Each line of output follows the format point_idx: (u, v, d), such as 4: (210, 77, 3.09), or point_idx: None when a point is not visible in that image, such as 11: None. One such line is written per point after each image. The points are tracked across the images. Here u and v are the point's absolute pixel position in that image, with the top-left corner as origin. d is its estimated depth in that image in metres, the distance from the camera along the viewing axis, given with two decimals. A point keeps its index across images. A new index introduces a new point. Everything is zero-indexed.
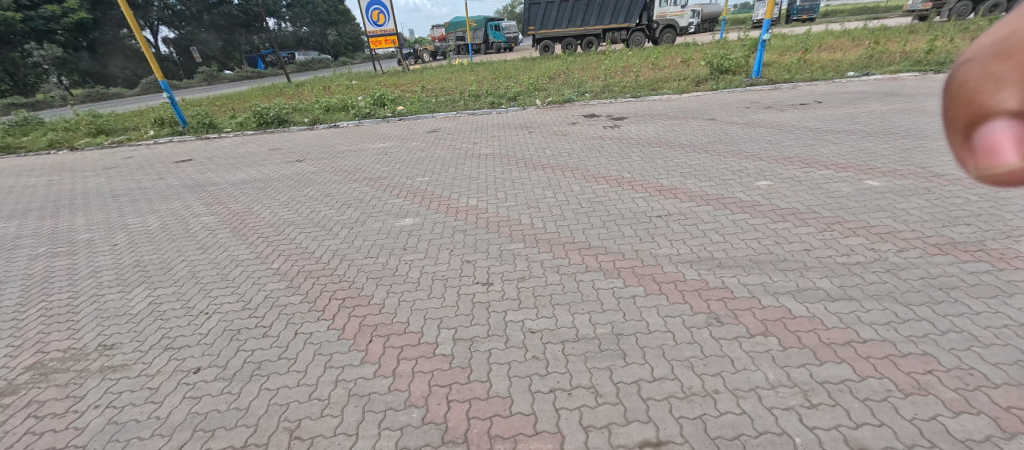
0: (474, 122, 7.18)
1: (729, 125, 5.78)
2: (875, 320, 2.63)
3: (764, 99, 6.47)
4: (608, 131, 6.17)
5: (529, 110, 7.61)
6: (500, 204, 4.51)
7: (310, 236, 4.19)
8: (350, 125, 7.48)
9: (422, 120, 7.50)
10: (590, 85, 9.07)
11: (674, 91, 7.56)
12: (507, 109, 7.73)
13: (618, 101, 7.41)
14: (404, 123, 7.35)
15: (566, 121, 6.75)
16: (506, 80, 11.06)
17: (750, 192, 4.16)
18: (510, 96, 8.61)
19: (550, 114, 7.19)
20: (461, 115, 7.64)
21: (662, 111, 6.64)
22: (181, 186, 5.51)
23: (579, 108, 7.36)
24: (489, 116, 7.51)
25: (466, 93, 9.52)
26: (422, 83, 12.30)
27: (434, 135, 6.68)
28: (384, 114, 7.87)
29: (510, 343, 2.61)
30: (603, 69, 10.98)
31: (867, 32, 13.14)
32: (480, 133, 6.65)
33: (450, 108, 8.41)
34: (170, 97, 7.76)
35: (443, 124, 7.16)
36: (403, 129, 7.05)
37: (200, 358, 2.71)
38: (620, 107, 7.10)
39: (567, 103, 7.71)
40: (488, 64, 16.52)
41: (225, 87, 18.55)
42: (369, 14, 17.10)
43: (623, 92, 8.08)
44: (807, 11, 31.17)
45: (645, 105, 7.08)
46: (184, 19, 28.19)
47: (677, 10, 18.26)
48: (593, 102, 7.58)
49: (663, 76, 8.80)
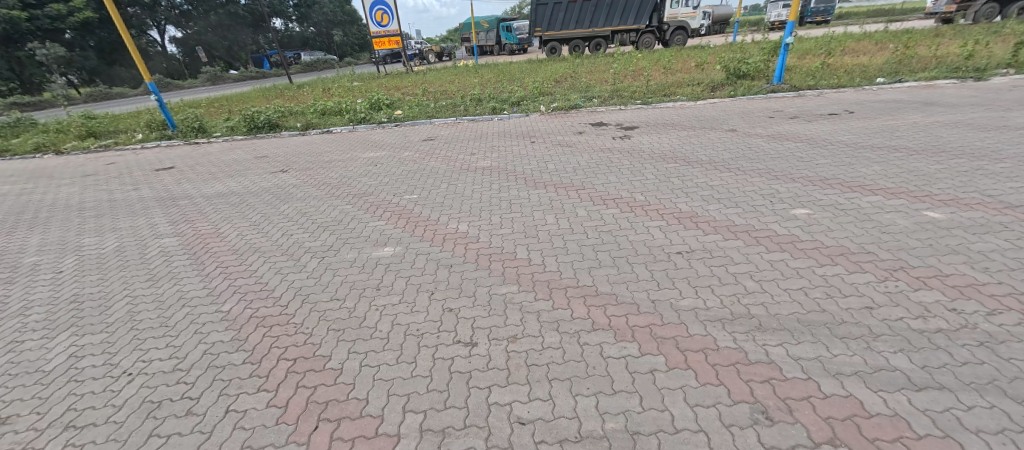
0: (474, 130, 6.76)
1: (753, 137, 5.30)
2: (982, 426, 1.91)
3: (787, 108, 6.00)
4: (618, 142, 5.73)
5: (533, 116, 7.19)
6: (494, 230, 4.10)
7: (275, 270, 3.77)
8: (344, 131, 7.10)
9: (420, 126, 7.10)
10: (598, 90, 8.63)
11: (687, 97, 7.10)
12: (510, 115, 7.32)
13: (628, 109, 6.96)
14: (400, 130, 6.95)
15: (573, 130, 6.31)
16: (510, 84, 10.63)
17: (787, 223, 3.71)
18: (514, 100, 8.20)
19: (556, 122, 6.75)
20: (461, 122, 7.23)
21: (675, 121, 6.18)
22: (152, 199, 5.16)
23: (586, 115, 6.92)
24: (490, 123, 7.10)
25: (469, 97, 9.11)
26: (425, 85, 11.94)
27: (431, 144, 6.28)
28: (380, 118, 7.49)
29: (493, 441, 2.05)
30: (611, 73, 10.53)
31: (890, 35, 12.60)
32: (480, 142, 6.24)
33: (451, 113, 8.01)
34: (159, 100, 7.43)
35: (441, 132, 6.75)
36: (398, 136, 6.67)
37: (99, 447, 2.20)
38: (630, 116, 6.64)
39: (574, 108, 7.28)
40: (493, 66, 16.11)
41: (229, 86, 18.44)
42: (372, 14, 16.75)
43: (633, 98, 7.62)
44: (821, 14, 30.54)
45: (657, 112, 6.63)
46: (192, 19, 28.26)
47: (689, 11, 17.74)
48: (601, 109, 7.13)
49: (676, 81, 8.32)
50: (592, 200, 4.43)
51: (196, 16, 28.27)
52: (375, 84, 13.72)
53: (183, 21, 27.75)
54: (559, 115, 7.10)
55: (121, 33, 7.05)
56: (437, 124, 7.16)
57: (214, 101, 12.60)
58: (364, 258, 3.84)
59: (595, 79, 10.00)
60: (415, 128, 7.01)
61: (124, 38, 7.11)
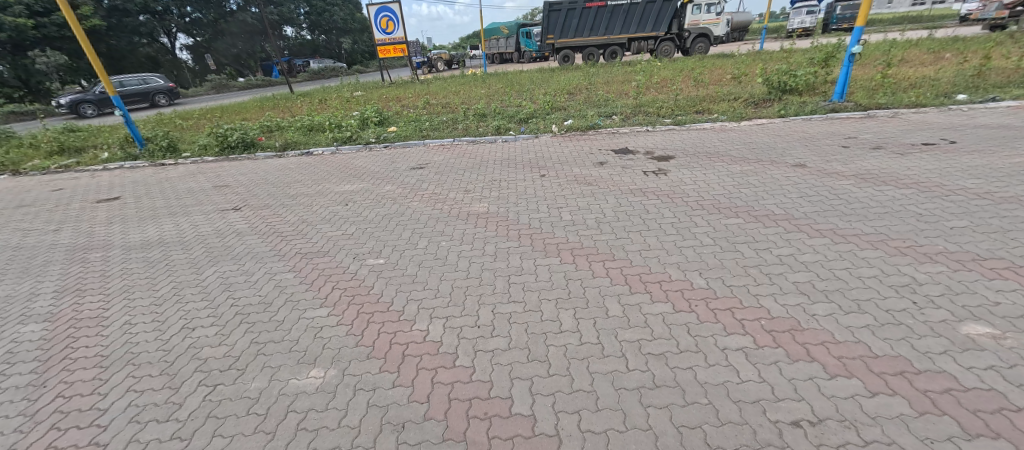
0: (475, 155, 5.80)
1: (834, 178, 4.23)
2: None
3: (860, 134, 4.93)
4: (648, 179, 4.71)
5: (543, 138, 6.21)
6: (480, 341, 2.82)
7: (127, 392, 2.54)
8: (327, 153, 6.23)
9: (413, 149, 6.20)
10: (619, 105, 7.60)
11: (727, 116, 6.03)
12: (516, 136, 6.34)
13: (654, 132, 5.92)
14: (390, 154, 6.03)
15: (591, 159, 5.30)
16: (519, 96, 9.69)
17: (975, 359, 2.26)
18: (522, 117, 7.22)
19: (573, 147, 5.73)
20: (461, 145, 6.27)
21: (715, 150, 5.13)
22: (65, 247, 4.21)
23: (607, 139, 5.89)
24: (494, 146, 6.13)
25: (471, 112, 8.18)
26: (427, 96, 11.07)
27: (424, 174, 5.34)
28: (367, 137, 6.59)
29: None
30: (632, 86, 9.51)
31: (943, 43, 11.39)
32: (481, 173, 5.28)
33: (449, 130, 7.07)
34: (125, 115, 6.64)
35: (438, 158, 5.80)
36: (384, 162, 5.75)
37: None
38: (659, 140, 5.62)
39: (591, 128, 6.27)
40: (502, 75, 15.27)
41: (231, 95, 17.93)
42: (377, 21, 16.17)
43: (660, 116, 6.55)
44: (848, 21, 29.27)
45: (693, 135, 5.60)
46: (202, 27, 28.16)
47: (713, 17, 16.48)
48: (624, 129, 6.12)
49: (709, 96, 7.24)
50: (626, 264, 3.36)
51: (206, 24, 28.19)
52: (376, 94, 12.93)
53: (192, 28, 27.61)
54: (574, 137, 6.09)
55: (81, 40, 6.32)
56: (433, 147, 6.22)
57: (206, 113, 11.95)
58: (273, 378, 2.59)
59: (612, 92, 8.98)
60: (407, 152, 6.08)
61: (83, 46, 6.37)
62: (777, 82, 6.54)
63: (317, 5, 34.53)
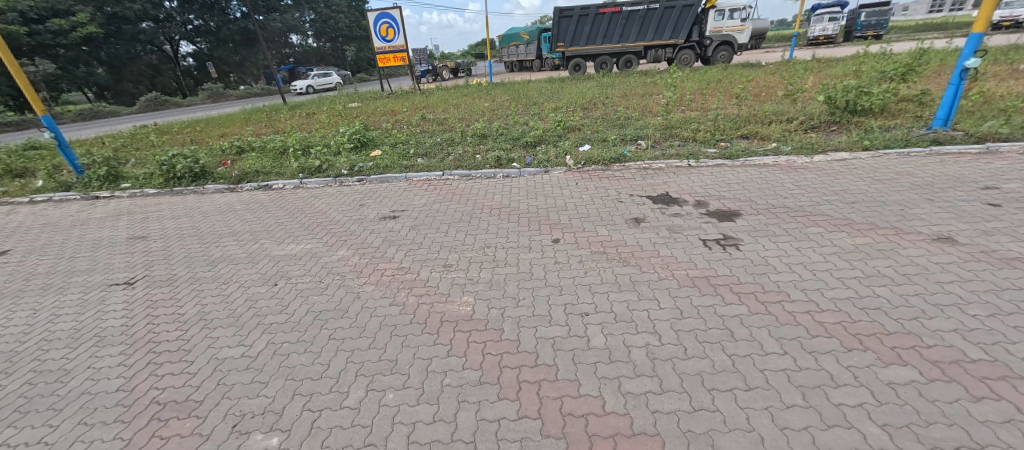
0: (470, 197, 4.58)
1: (1003, 258, 2.85)
2: None
3: (999, 183, 3.63)
4: (707, 246, 3.40)
5: (557, 172, 4.95)
6: None
7: None
8: (288, 187, 5.00)
9: (393, 185, 4.98)
10: (645, 127, 6.33)
11: (790, 147, 4.77)
12: (522, 170, 5.08)
13: (699, 170, 4.63)
14: (364, 193, 4.82)
15: (623, 209, 4.04)
16: (526, 114, 8.47)
17: None
18: (529, 142, 6.01)
19: (598, 189, 4.45)
20: (452, 180, 5.01)
21: (791, 203, 3.84)
22: None
23: (636, 179, 4.60)
24: (493, 182, 4.87)
25: (471, 132, 7.10)
26: (423, 112, 9.90)
27: (404, 223, 4.10)
28: (339, 168, 5.38)
29: None
30: (656, 102, 8.27)
31: (1010, 52, 10.02)
32: (477, 224, 4.02)
33: (441, 158, 5.84)
34: (59, 136, 5.63)
35: (424, 200, 4.57)
36: (357, 204, 4.58)
37: None
38: (707, 182, 4.36)
39: (617, 161, 5.00)
40: (507, 86, 14.20)
41: (226, 105, 17.20)
42: (377, 28, 15.25)
43: (703, 145, 5.27)
44: (873, 27, 27.89)
45: (754, 177, 4.34)
46: (206, 34, 27.66)
47: (737, 24, 15.28)
48: (659, 164, 4.84)
49: (758, 118, 5.95)
50: (718, 415, 1.95)
51: (208, 32, 27.67)
52: (370, 108, 11.83)
53: (194, 36, 27.09)
54: (597, 172, 4.79)
55: (3, 52, 5.37)
56: (418, 183, 4.98)
57: (187, 128, 11.03)
58: None
59: (634, 110, 7.74)
60: (386, 190, 4.86)
61: (6, 58, 5.41)
62: (847, 102, 5.28)
63: (322, 12, 33.98)
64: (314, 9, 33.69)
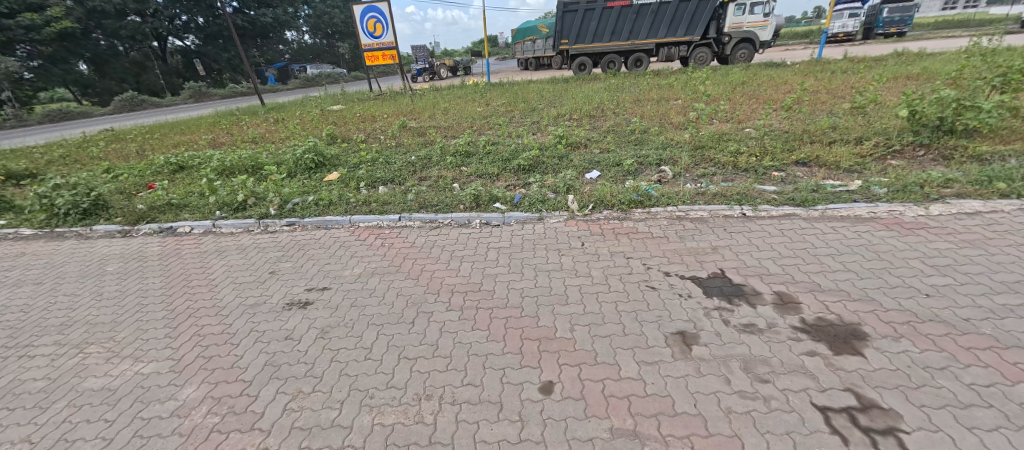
0: (411, 257, 2.84)
1: None
2: None
3: None
4: (897, 387, 1.50)
5: (559, 219, 3.20)
6: None
7: None
8: (195, 231, 3.67)
9: (318, 231, 3.42)
10: (668, 146, 5.05)
11: (884, 178, 3.44)
12: (513, 217, 3.31)
13: (773, 216, 2.93)
14: (267, 244, 3.27)
15: (672, 283, 2.27)
16: (520, 125, 7.23)
17: None
18: (522, 167, 4.75)
19: (622, 243, 2.73)
20: (396, 229, 3.32)
21: (991, 281, 2.03)
22: None
23: (672, 237, 2.76)
24: (460, 233, 3.17)
25: (453, 147, 5.83)
26: (402, 120, 8.56)
27: (328, 295, 2.46)
28: (267, 204, 3.85)
29: None
30: (675, 112, 6.98)
31: None
32: (415, 309, 2.26)
33: (405, 191, 4.40)
34: None
35: (345, 260, 2.88)
36: (271, 253, 3.13)
37: None
38: (799, 223, 2.80)
39: (639, 204, 3.24)
40: (506, 87, 13.03)
41: (205, 106, 16.07)
42: (364, 23, 14.00)
43: (758, 182, 3.80)
44: (896, 25, 26.28)
45: (868, 217, 2.81)
46: (195, 30, 26.56)
47: (760, 20, 13.89)
48: (699, 210, 3.13)
49: (818, 136, 4.71)
50: None
51: (197, 27, 26.52)
52: (347, 113, 10.54)
53: (181, 32, 25.93)
54: (615, 215, 3.15)
55: None
56: (349, 231, 3.37)
57: (145, 135, 9.86)
58: None
59: (651, 122, 6.54)
60: (302, 242, 3.26)
61: None
62: (939, 118, 4.07)
63: (316, 7, 32.69)
64: (308, 4, 32.38)
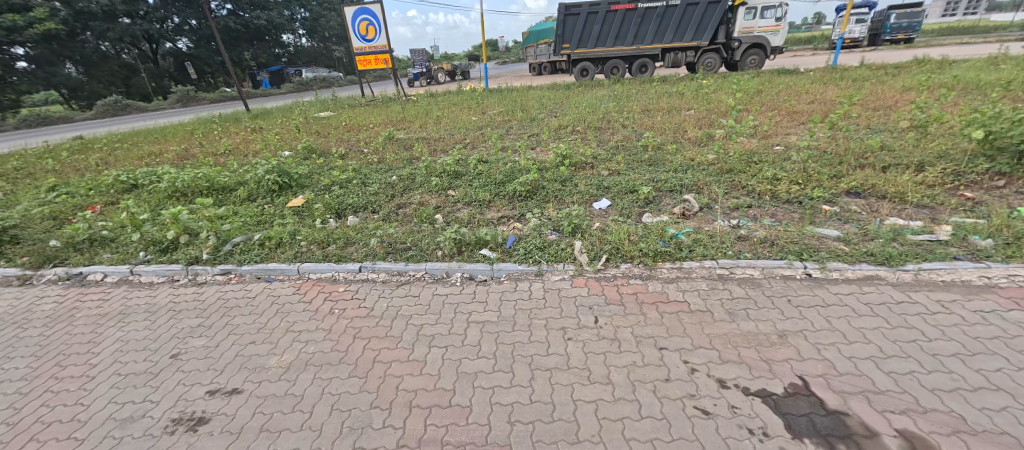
0: (363, 337, 2.10)
1: None
2: None
3: None
4: None
5: (564, 274, 2.47)
6: None
7: None
8: (109, 280, 2.95)
9: (255, 285, 2.68)
10: (689, 168, 4.33)
11: (975, 220, 2.72)
12: (504, 270, 2.58)
13: (850, 279, 2.20)
14: (184, 307, 2.53)
15: (732, 403, 1.52)
16: (517, 138, 6.52)
17: None
18: (518, 193, 4.04)
19: (650, 322, 1.99)
20: (354, 284, 2.58)
21: None
22: None
23: (717, 313, 2.01)
24: (434, 293, 2.43)
25: (441, 164, 5.12)
26: (389, 131, 7.85)
27: (233, 407, 1.71)
28: (202, 243, 3.11)
29: None
30: (691, 125, 6.27)
31: None
32: (350, 441, 1.51)
33: (377, 224, 3.67)
34: None
35: (275, 337, 2.14)
36: (185, 320, 2.39)
37: None
38: (890, 294, 2.06)
39: (667, 256, 2.50)
40: (505, 94, 12.35)
41: (191, 112, 15.41)
42: (356, 26, 13.28)
43: (810, 222, 3.06)
44: (904, 30, 25.63)
45: (985, 285, 2.06)
46: (188, 33, 25.97)
47: (771, 24, 13.26)
48: (748, 266, 2.37)
49: (868, 160, 3.99)
50: None
51: (190, 29, 25.92)
52: (333, 121, 9.82)
53: (173, 34, 25.29)
54: (636, 271, 2.41)
55: None
56: (293, 285, 2.63)
57: (114, 144, 9.17)
58: None
59: (663, 136, 5.85)
60: (230, 304, 2.52)
61: None
62: (1022, 142, 3.37)
63: (312, 9, 32.15)
64: (304, 6, 31.83)
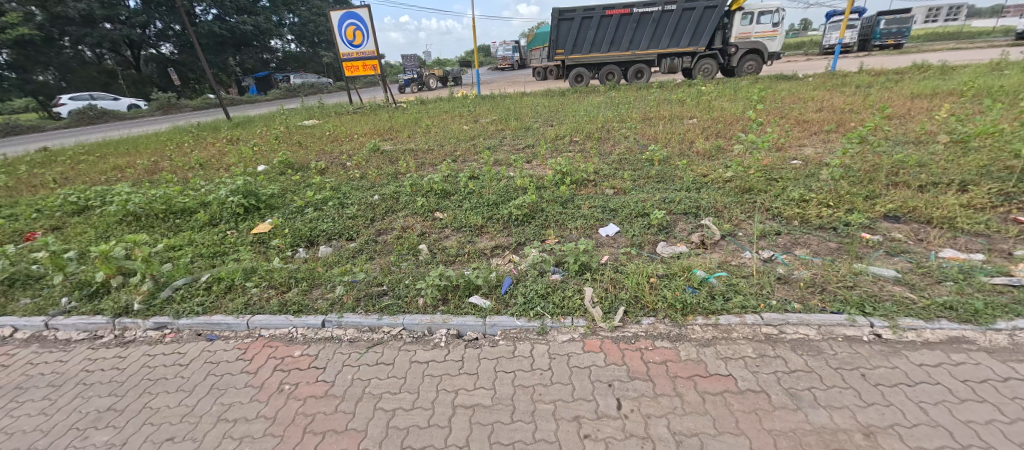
0: (314, 430, 1.59)
1: None
2: None
3: None
4: None
5: (573, 332, 2.00)
6: None
7: None
8: (20, 336, 2.43)
9: (191, 347, 2.17)
10: (702, 187, 3.93)
11: None
12: (498, 325, 2.11)
13: (930, 342, 1.76)
14: (98, 379, 2.02)
15: None
16: (511, 150, 6.09)
17: None
18: (514, 217, 3.59)
19: (689, 411, 1.52)
20: (312, 345, 2.08)
21: None
22: None
23: (776, 396, 1.55)
24: (411, 359, 1.94)
25: (428, 181, 4.65)
26: (374, 141, 7.37)
27: None
28: (136, 287, 2.60)
29: None
30: (696, 136, 5.88)
31: None
32: None
33: (352, 257, 3.19)
34: None
35: (200, 430, 1.64)
36: (92, 400, 1.88)
37: None
38: (994, 369, 1.61)
39: (699, 307, 2.04)
40: (498, 101, 11.95)
41: (170, 119, 14.77)
42: (342, 31, 12.81)
43: (853, 256, 2.64)
44: (894, 36, 25.68)
45: None
46: (171, 38, 25.25)
47: (768, 30, 13.04)
48: (801, 322, 1.92)
49: (900, 177, 3.62)
50: None
51: (173, 35, 25.21)
52: (317, 130, 9.32)
53: (155, 39, 24.55)
54: (662, 329, 1.95)
55: None
56: (239, 347, 2.13)
57: (79, 156, 8.56)
58: None
59: (668, 148, 5.46)
60: (155, 375, 2.01)
61: None
62: None
63: (301, 14, 31.59)
64: (293, 11, 31.26)
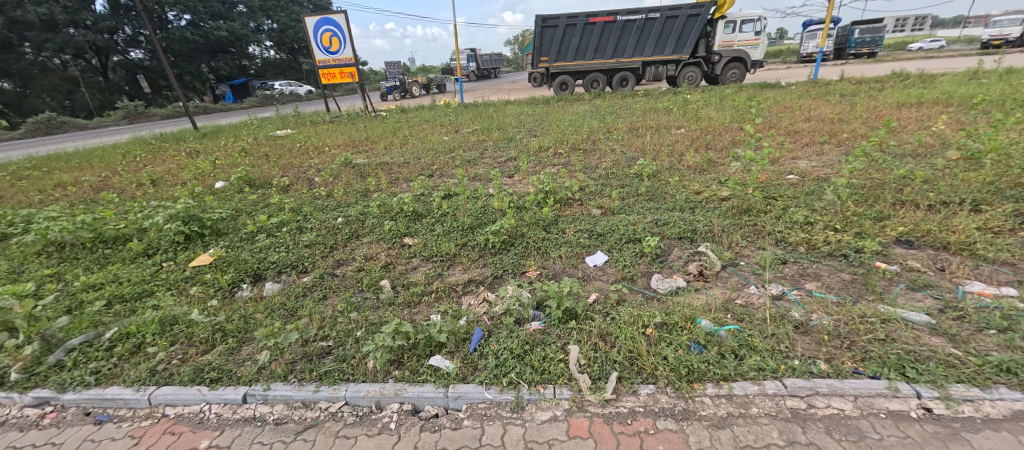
0: None
1: None
2: None
3: None
4: None
5: (555, 407, 1.61)
6: None
7: None
8: None
9: (72, 434, 1.70)
10: (696, 207, 3.61)
11: None
12: (462, 396, 1.70)
13: (994, 420, 1.42)
14: None
15: None
16: (492, 164, 5.72)
17: None
18: (491, 244, 3.20)
19: None
20: (226, 431, 1.63)
21: None
22: None
23: None
24: None
25: (398, 200, 4.23)
26: (347, 153, 6.90)
27: None
28: (20, 348, 2.11)
29: None
30: (686, 148, 5.60)
31: None
32: None
33: (302, 296, 2.75)
34: None
35: None
36: None
37: None
38: None
39: (707, 371, 1.67)
40: (481, 109, 11.60)
41: (136, 129, 13.98)
42: (318, 38, 12.33)
43: (872, 291, 2.33)
44: (868, 45, 26.35)
45: None
46: (141, 44, 24.29)
47: (751, 38, 13.05)
48: (833, 392, 1.56)
49: (907, 195, 3.36)
50: None
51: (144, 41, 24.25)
52: (288, 141, 8.81)
53: (125, 46, 23.57)
54: (664, 403, 1.57)
55: None
56: (132, 434, 1.67)
57: (23, 171, 7.86)
58: None
59: (658, 160, 5.16)
60: None
61: None
62: None
63: (280, 20, 30.87)
64: (271, 17, 30.52)
